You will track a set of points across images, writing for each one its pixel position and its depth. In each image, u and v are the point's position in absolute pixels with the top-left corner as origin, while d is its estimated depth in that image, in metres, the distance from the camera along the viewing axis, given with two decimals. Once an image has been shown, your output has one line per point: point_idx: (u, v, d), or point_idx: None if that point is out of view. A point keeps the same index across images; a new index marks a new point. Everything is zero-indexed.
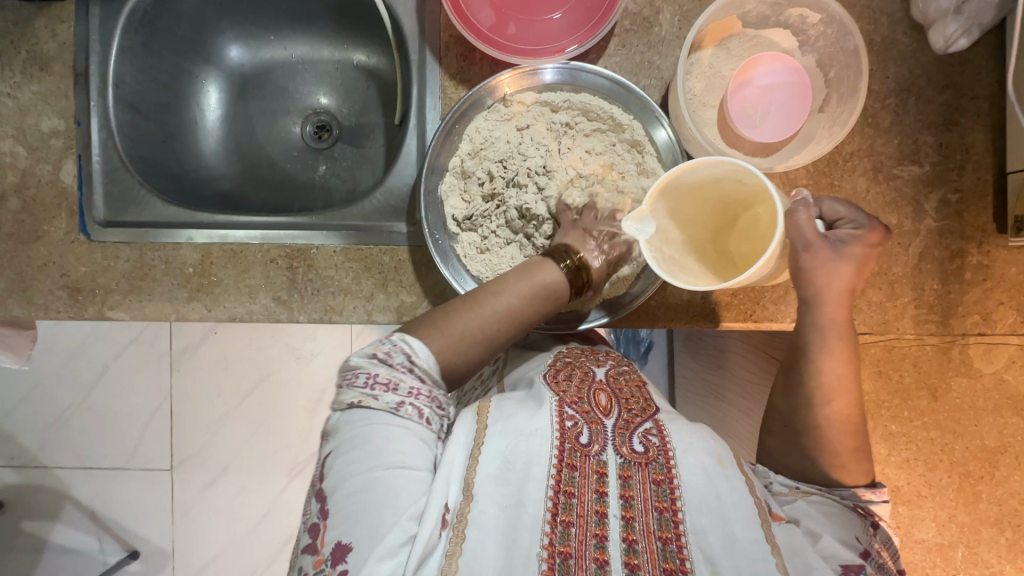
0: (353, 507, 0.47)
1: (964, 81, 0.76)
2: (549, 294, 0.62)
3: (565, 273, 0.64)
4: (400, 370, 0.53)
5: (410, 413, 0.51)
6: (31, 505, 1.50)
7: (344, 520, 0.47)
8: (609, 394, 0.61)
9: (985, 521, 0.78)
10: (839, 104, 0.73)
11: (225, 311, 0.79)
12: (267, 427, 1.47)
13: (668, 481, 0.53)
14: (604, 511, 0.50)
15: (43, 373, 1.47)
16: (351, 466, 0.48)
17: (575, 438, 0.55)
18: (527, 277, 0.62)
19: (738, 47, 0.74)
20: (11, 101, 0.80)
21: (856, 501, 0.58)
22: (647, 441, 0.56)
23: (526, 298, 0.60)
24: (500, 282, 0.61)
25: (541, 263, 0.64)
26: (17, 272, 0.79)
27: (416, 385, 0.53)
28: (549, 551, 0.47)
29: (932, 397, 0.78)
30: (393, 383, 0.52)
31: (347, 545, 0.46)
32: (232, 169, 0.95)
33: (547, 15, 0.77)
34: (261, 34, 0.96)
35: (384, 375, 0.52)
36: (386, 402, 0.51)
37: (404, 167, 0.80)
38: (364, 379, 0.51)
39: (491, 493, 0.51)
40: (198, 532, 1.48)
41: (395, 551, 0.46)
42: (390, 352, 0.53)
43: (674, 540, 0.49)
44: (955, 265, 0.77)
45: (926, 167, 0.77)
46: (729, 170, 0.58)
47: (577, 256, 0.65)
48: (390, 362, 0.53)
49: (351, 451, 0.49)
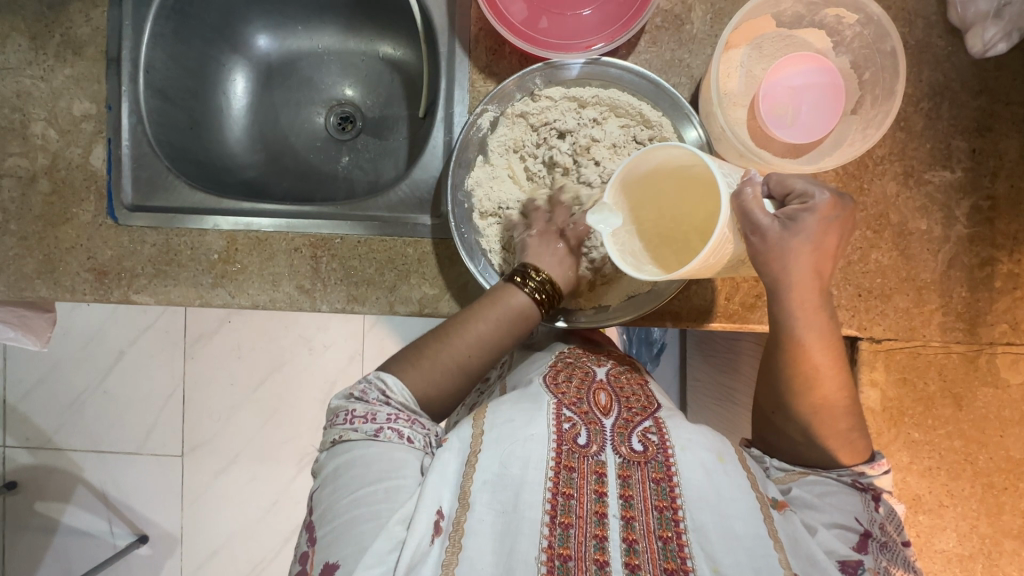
0: (341, 526, 0.49)
1: (1000, 86, 0.76)
2: (524, 321, 0.64)
3: (532, 296, 0.65)
4: (376, 403, 0.56)
5: (389, 436, 0.54)
6: (45, 486, 1.52)
7: (332, 542, 0.49)
8: (609, 394, 0.61)
9: (1007, 532, 0.77)
10: (873, 106, 0.73)
11: (248, 298, 0.80)
12: (279, 416, 1.48)
13: (667, 479, 0.52)
14: (603, 511, 0.50)
15: (62, 356, 1.49)
16: (336, 494, 0.51)
17: (573, 440, 0.54)
18: (492, 302, 0.64)
19: (771, 47, 0.73)
20: (44, 85, 0.81)
21: (853, 477, 0.57)
22: (646, 439, 0.55)
23: (496, 324, 0.63)
24: (469, 310, 0.64)
25: (507, 289, 0.65)
26: (45, 253, 0.80)
27: (394, 412, 0.56)
28: (549, 554, 0.47)
29: (957, 406, 0.77)
30: (370, 415, 0.55)
31: (333, 564, 0.48)
32: (255, 159, 0.96)
33: (579, 10, 0.76)
34: (289, 24, 0.97)
35: (361, 409, 0.56)
36: (364, 431, 0.54)
37: (429, 160, 0.80)
38: (343, 416, 0.56)
39: (487, 499, 0.50)
40: (208, 518, 1.50)
41: (382, 560, 0.47)
42: (365, 389, 0.57)
43: (674, 539, 0.48)
44: (985, 273, 0.76)
45: (957, 173, 0.76)
46: (686, 155, 0.57)
47: (542, 275, 0.65)
48: (366, 399, 0.57)
49: (337, 479, 0.52)
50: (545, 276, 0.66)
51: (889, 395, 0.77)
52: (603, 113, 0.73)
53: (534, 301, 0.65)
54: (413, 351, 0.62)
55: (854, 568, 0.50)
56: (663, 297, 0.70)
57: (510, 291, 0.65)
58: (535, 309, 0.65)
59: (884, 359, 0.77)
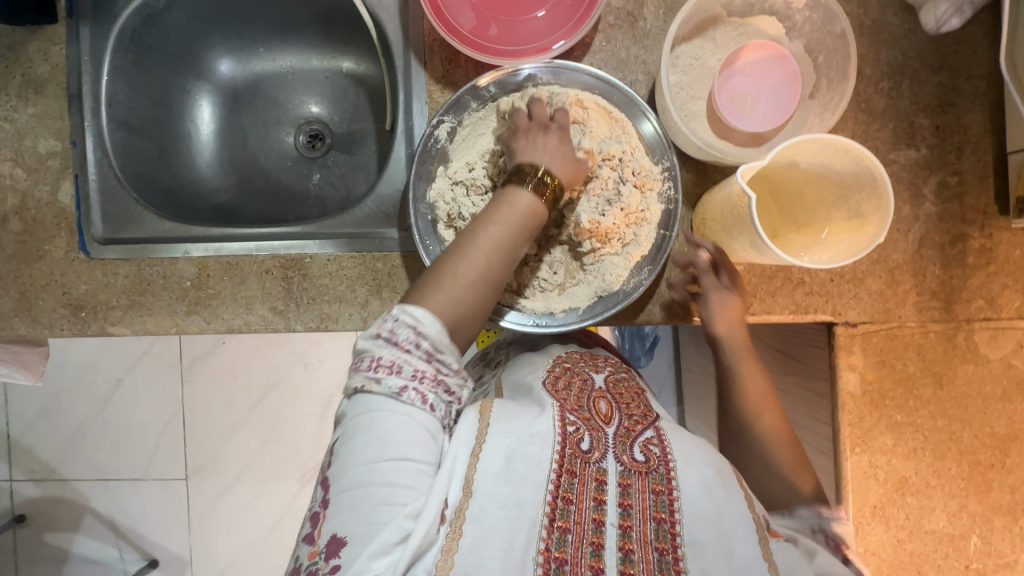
0: (353, 497, 0.46)
1: (959, 61, 0.75)
2: (531, 219, 0.60)
3: (534, 189, 0.60)
4: (405, 348, 0.51)
5: (412, 398, 0.50)
6: (53, 516, 1.53)
7: (342, 512, 0.46)
8: (609, 402, 0.61)
9: (998, 510, 0.76)
10: (829, 89, 0.72)
11: (223, 323, 0.80)
12: (278, 434, 1.49)
13: (667, 491, 0.51)
14: (601, 519, 0.49)
15: (59, 387, 1.51)
16: (352, 457, 0.48)
17: (576, 444, 0.54)
18: (500, 204, 0.60)
19: (724, 37, 0.73)
20: (8, 125, 0.82)
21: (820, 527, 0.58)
22: (647, 450, 0.55)
23: (509, 226, 0.58)
24: (478, 218, 0.60)
25: (509, 189, 0.61)
26: (21, 292, 0.81)
27: (421, 367, 0.51)
28: (545, 556, 0.46)
29: (938, 385, 0.76)
30: (396, 366, 0.50)
31: (341, 538, 0.45)
32: (226, 183, 0.96)
33: (529, 15, 0.76)
34: (251, 46, 0.97)
35: (388, 356, 0.51)
36: (388, 385, 0.50)
37: (394, 174, 0.81)
38: (369, 362, 0.51)
39: (489, 491, 0.49)
40: (214, 539, 1.50)
41: (389, 551, 0.44)
42: (394, 330, 0.51)
43: (670, 551, 0.48)
44: (957, 249, 0.75)
45: (923, 151, 0.75)
46: (819, 157, 0.62)
47: (542, 170, 0.61)
48: (395, 341, 0.51)
49: (354, 441, 0.48)
50: (544, 171, 0.61)
51: (868, 378, 0.76)
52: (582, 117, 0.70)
53: (539, 196, 0.60)
54: (425, 277, 0.57)
55: None
56: (634, 296, 0.71)
57: (514, 190, 0.60)
58: (541, 204, 0.60)
59: (860, 343, 0.76)
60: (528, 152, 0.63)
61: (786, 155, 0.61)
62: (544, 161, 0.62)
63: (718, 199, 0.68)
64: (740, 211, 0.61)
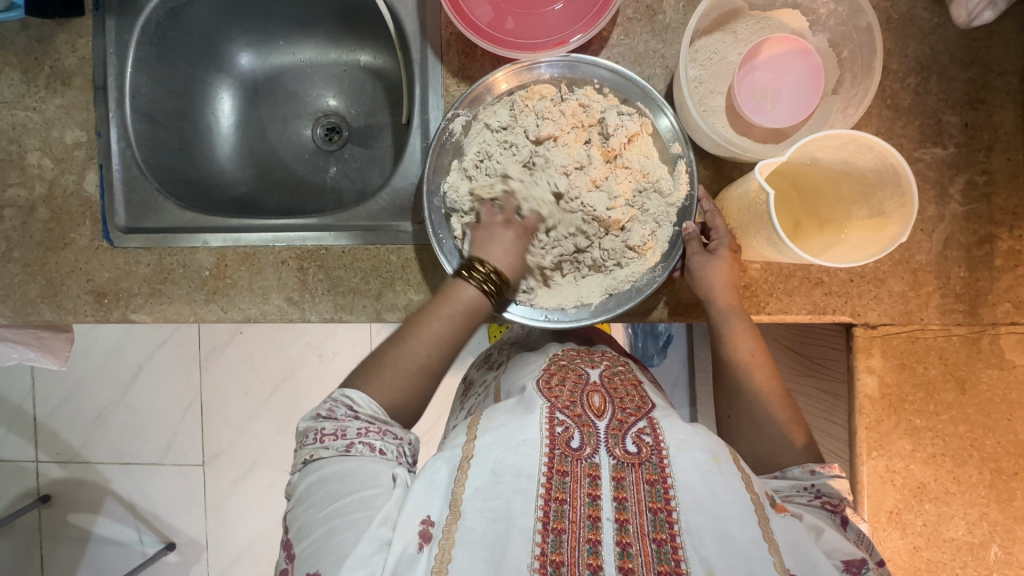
0: (318, 542, 0.47)
1: (991, 56, 0.73)
2: (475, 312, 0.61)
3: (482, 290, 0.61)
4: (344, 419, 0.55)
5: (361, 450, 0.53)
6: (77, 498, 1.58)
7: (309, 555, 0.47)
8: (603, 395, 0.57)
9: (1019, 519, 0.74)
10: (854, 84, 0.71)
11: (240, 312, 0.81)
12: (293, 424, 1.51)
13: (661, 481, 0.49)
14: (597, 515, 0.47)
15: (84, 372, 1.55)
16: (312, 511, 0.50)
17: (566, 443, 0.51)
18: (443, 300, 0.61)
19: (746, 31, 0.71)
20: (37, 115, 0.84)
21: (823, 497, 0.55)
22: (640, 441, 0.52)
23: (447, 320, 0.60)
24: (422, 311, 0.61)
25: (455, 283, 0.62)
26: (47, 278, 0.83)
27: (362, 426, 0.55)
28: (541, 560, 0.44)
29: (960, 389, 0.74)
30: (339, 431, 0.54)
31: (314, 574, 0.46)
32: (246, 174, 0.97)
33: (546, 7, 0.75)
34: (271, 40, 0.98)
35: (330, 426, 0.55)
36: (335, 447, 0.53)
37: (409, 167, 0.81)
38: (313, 436, 0.54)
39: (478, 508, 0.47)
40: (229, 525, 1.53)
41: (366, 562, 0.45)
42: (333, 407, 0.56)
43: (668, 541, 0.45)
44: (984, 251, 0.73)
45: (950, 149, 0.73)
46: (839, 158, 0.61)
47: (489, 266, 0.62)
48: (333, 416, 0.56)
49: (309, 497, 0.51)
50: (492, 268, 0.62)
51: (887, 381, 0.75)
52: (590, 114, 0.70)
53: (483, 291, 0.61)
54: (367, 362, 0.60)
55: (858, 567, 0.48)
56: (644, 293, 0.70)
57: (459, 286, 0.62)
58: (486, 300, 0.62)
59: (880, 345, 0.75)
60: (485, 246, 0.65)
61: (805, 152, 0.61)
62: (496, 256, 0.64)
63: (736, 194, 0.66)
64: (757, 208, 0.60)
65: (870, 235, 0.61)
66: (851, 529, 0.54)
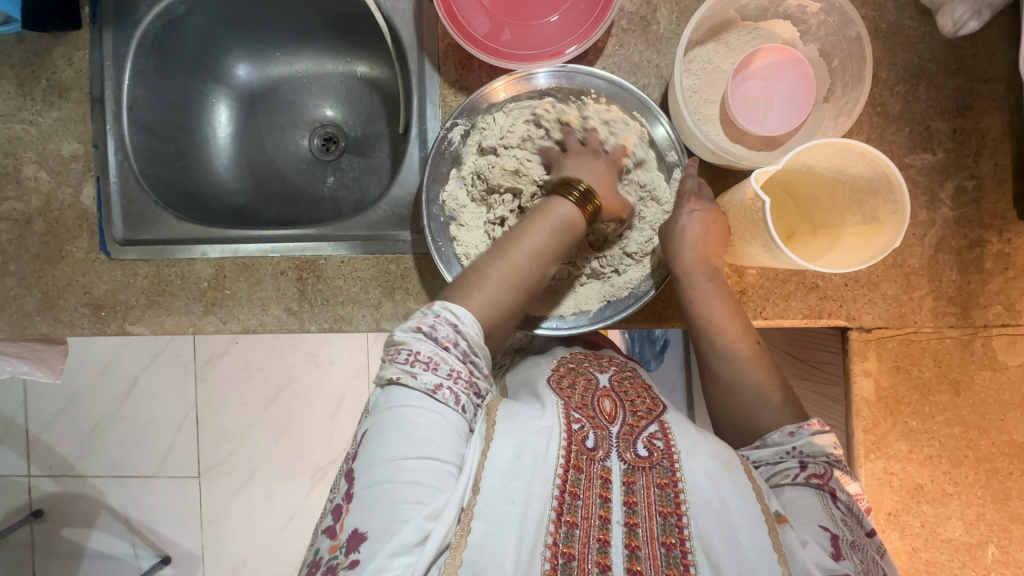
0: (375, 495, 0.46)
1: (977, 63, 0.74)
2: (570, 231, 0.63)
3: (576, 204, 0.64)
4: (443, 345, 0.52)
5: (446, 397, 0.51)
6: (70, 512, 1.56)
7: (362, 508, 0.46)
8: (615, 400, 0.58)
9: (1016, 519, 0.75)
10: (844, 92, 0.72)
11: (239, 323, 0.81)
12: (290, 433, 1.50)
13: (672, 485, 0.49)
14: (608, 516, 0.47)
15: (78, 385, 1.54)
16: (378, 454, 0.48)
17: (581, 442, 0.52)
18: (541, 217, 0.63)
19: (738, 41, 0.73)
20: (34, 128, 0.84)
21: (807, 473, 0.53)
22: (651, 445, 0.52)
23: (547, 235, 0.61)
24: (518, 227, 0.63)
25: (552, 200, 0.65)
26: (44, 291, 0.83)
27: (457, 366, 0.52)
28: (553, 550, 0.44)
29: (954, 391, 0.75)
30: (433, 362, 0.51)
31: (362, 534, 0.44)
32: (243, 185, 0.97)
33: (542, 19, 0.76)
34: (268, 51, 0.99)
35: (426, 352, 0.51)
36: (423, 382, 0.50)
37: (407, 177, 0.81)
38: (404, 356, 0.51)
39: (499, 487, 0.47)
40: (226, 537, 1.52)
41: (409, 550, 0.43)
42: (435, 325, 0.53)
43: (678, 545, 0.46)
44: (975, 254, 0.75)
45: (939, 154, 0.75)
46: (832, 168, 0.62)
47: (581, 186, 0.65)
48: (434, 335, 0.52)
49: (378, 436, 0.49)
50: (586, 187, 0.65)
51: (883, 384, 0.76)
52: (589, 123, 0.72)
53: (577, 206, 0.64)
54: (465, 276, 0.59)
55: None
56: (643, 299, 0.70)
57: (556, 203, 0.64)
58: (580, 216, 0.64)
59: (875, 348, 0.76)
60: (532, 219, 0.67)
61: (798, 160, 0.61)
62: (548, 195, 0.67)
63: (731, 202, 0.67)
64: (753, 215, 0.60)
65: (864, 244, 0.62)
66: (841, 504, 0.51)
